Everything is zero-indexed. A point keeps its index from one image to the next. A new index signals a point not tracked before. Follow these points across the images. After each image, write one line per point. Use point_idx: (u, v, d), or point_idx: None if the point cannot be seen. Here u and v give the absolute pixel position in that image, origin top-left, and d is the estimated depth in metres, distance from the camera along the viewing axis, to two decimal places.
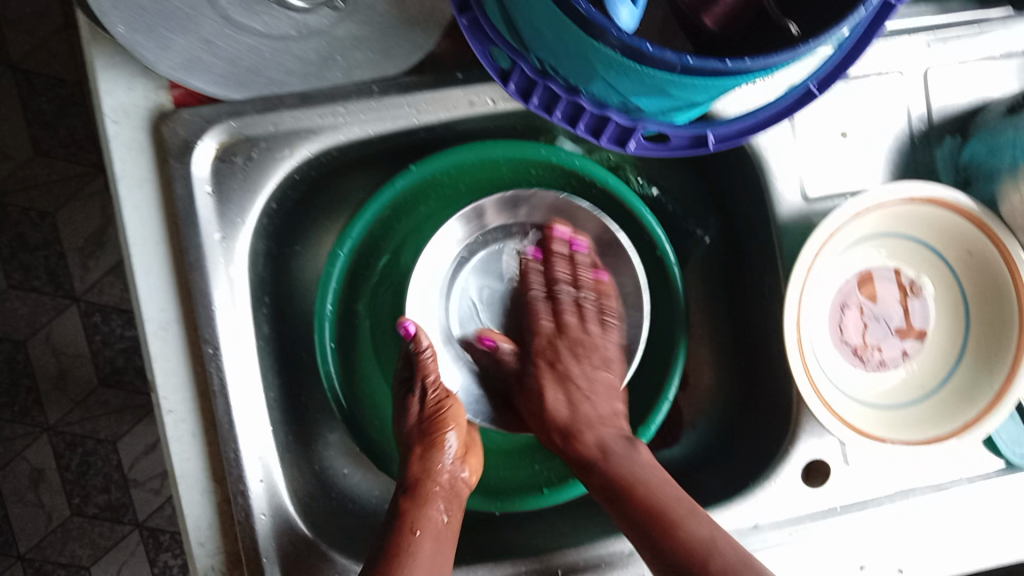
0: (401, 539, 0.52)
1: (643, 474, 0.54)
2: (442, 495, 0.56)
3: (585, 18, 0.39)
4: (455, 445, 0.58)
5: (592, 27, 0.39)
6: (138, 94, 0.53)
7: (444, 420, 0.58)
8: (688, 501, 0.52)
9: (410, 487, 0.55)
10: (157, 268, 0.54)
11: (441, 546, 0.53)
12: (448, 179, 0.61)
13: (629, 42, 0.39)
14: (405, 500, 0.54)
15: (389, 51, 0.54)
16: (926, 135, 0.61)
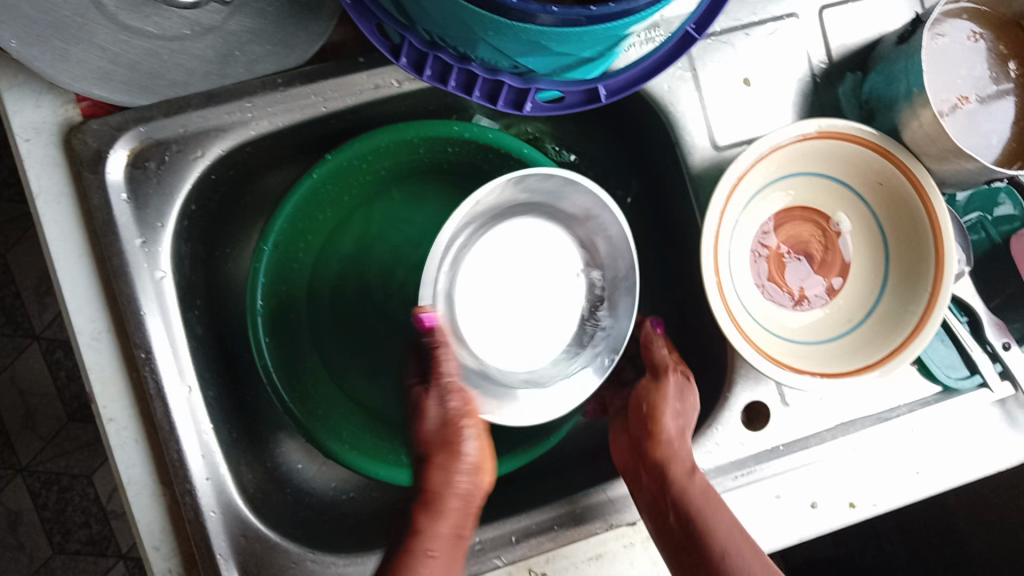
0: (410, 561, 0.49)
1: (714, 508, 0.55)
2: (459, 505, 0.53)
3: None
4: (475, 450, 0.54)
5: None
6: (46, 111, 0.54)
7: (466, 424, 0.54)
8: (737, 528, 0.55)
9: (429, 499, 0.53)
10: (83, 279, 0.55)
11: (454, 564, 0.51)
12: (365, 165, 0.62)
13: None
14: (422, 515, 0.52)
15: (287, 42, 0.55)
16: (827, 74, 0.63)
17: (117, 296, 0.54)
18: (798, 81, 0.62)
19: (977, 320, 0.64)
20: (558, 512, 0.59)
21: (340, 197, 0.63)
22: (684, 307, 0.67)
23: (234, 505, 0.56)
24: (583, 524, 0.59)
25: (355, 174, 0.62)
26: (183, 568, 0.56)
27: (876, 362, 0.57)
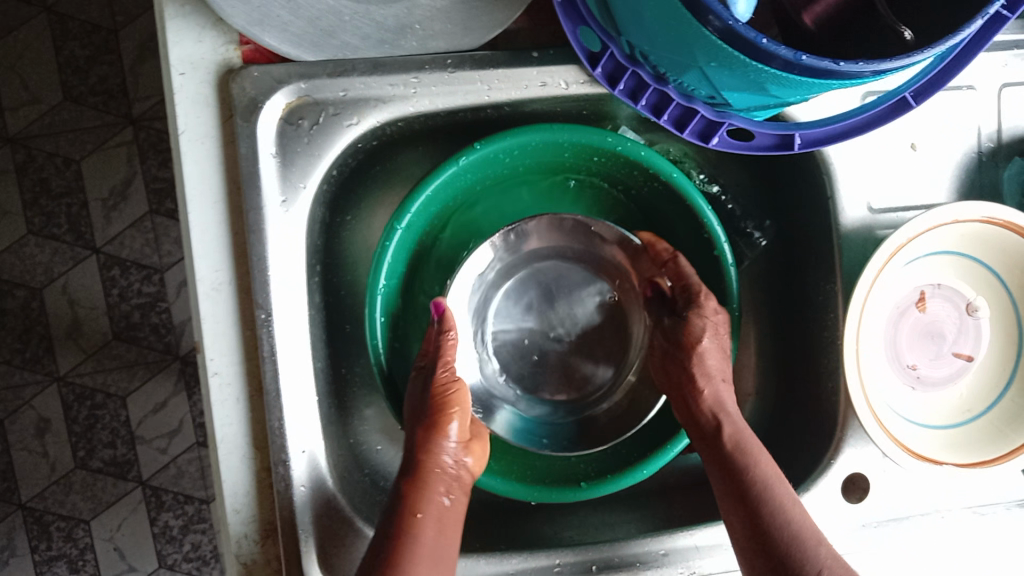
0: (401, 525, 0.51)
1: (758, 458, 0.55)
2: (444, 480, 0.54)
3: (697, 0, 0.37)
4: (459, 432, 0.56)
5: (703, 11, 0.37)
6: (206, 47, 0.52)
7: (450, 403, 0.56)
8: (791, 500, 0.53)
9: (413, 471, 0.54)
10: (213, 227, 0.53)
11: (442, 535, 0.52)
12: (509, 159, 0.60)
13: (743, 33, 0.37)
14: (408, 484, 0.53)
15: (468, 24, 0.53)
16: (994, 154, 0.61)
17: (248, 251, 0.53)
18: (964, 156, 0.60)
19: None
20: (643, 549, 0.58)
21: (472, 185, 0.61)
22: (795, 361, 0.65)
23: (323, 481, 0.55)
24: (666, 565, 0.57)
25: (496, 167, 0.60)
26: (259, 536, 0.55)
27: (995, 459, 0.57)
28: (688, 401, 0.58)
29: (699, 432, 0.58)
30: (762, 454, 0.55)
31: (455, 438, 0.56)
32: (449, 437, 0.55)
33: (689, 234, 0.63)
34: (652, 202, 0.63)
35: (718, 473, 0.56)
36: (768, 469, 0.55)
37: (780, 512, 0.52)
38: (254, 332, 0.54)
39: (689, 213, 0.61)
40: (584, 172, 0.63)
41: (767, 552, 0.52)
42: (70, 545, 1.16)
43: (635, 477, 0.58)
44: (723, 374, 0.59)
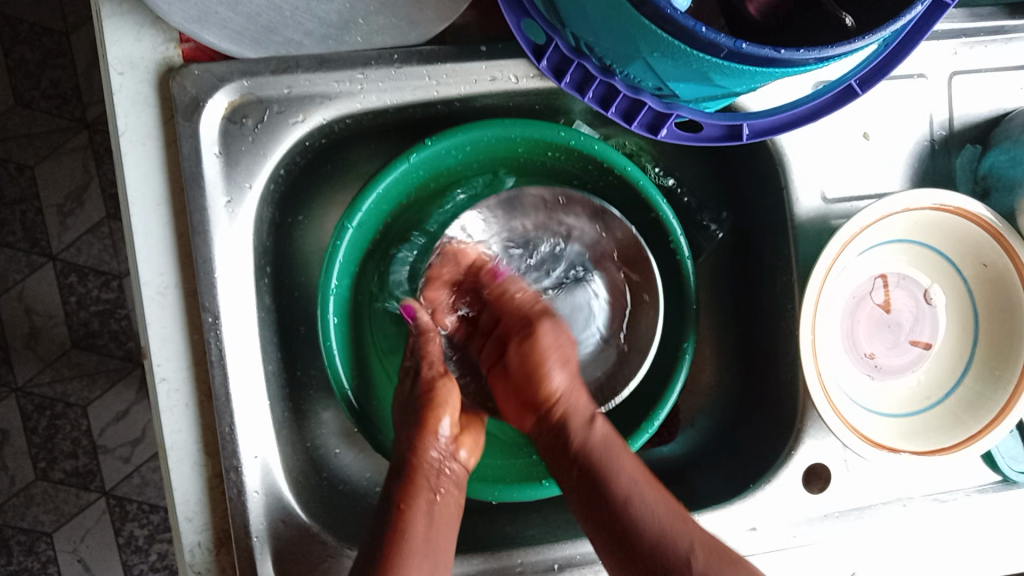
0: (394, 527, 0.51)
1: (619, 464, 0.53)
2: (436, 481, 0.55)
3: None
4: (449, 430, 0.56)
5: (641, 1, 0.37)
6: (146, 46, 0.51)
7: (437, 402, 0.56)
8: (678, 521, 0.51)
9: (402, 471, 0.55)
10: (158, 229, 0.52)
11: (437, 535, 0.52)
12: (461, 156, 0.59)
13: (682, 22, 0.36)
14: (397, 486, 0.54)
15: (413, 18, 0.52)
16: (946, 142, 0.61)
17: (193, 254, 0.51)
18: (916, 145, 0.60)
19: None
20: None
21: (426, 184, 0.60)
22: (755, 352, 0.65)
23: (277, 487, 0.54)
24: None
25: (449, 164, 0.59)
26: (212, 544, 0.54)
27: (951, 447, 0.57)
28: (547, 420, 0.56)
29: (556, 441, 0.55)
30: (615, 452, 0.54)
31: (445, 435, 0.56)
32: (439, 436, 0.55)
33: (645, 227, 0.62)
34: (608, 198, 0.63)
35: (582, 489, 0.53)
36: (619, 468, 0.53)
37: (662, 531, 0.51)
38: (202, 336, 0.53)
39: (644, 206, 0.60)
40: (538, 170, 0.63)
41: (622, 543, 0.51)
42: (32, 559, 1.13)
43: None
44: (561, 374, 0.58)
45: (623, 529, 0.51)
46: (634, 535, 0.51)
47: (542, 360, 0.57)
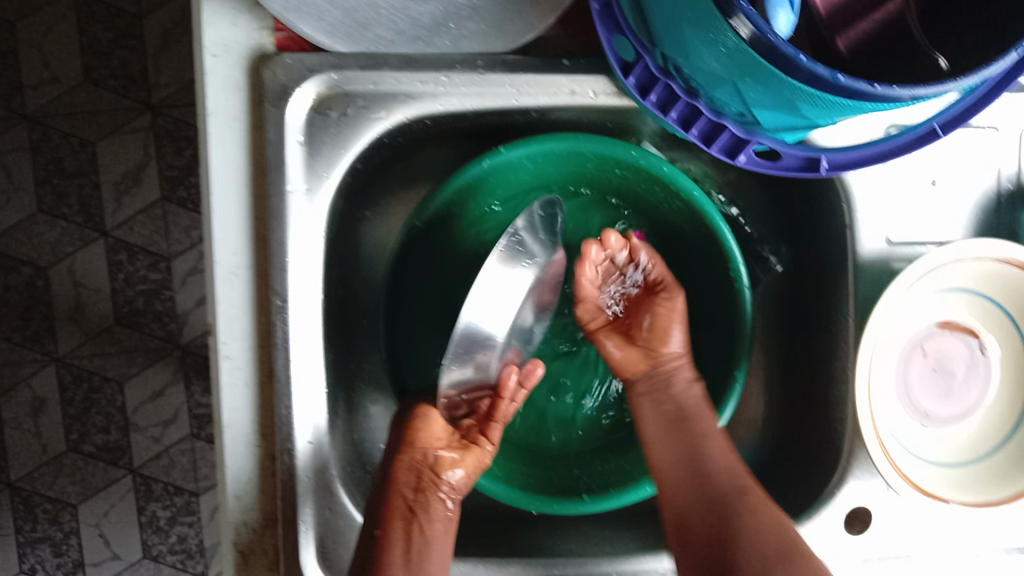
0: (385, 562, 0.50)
1: (716, 458, 0.57)
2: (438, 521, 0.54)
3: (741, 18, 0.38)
4: (454, 455, 0.56)
5: (746, 29, 0.38)
6: (241, 31, 0.52)
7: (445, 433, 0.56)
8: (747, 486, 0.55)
9: (389, 496, 0.53)
10: (236, 210, 0.53)
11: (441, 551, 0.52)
12: (531, 165, 0.60)
13: (782, 49, 0.37)
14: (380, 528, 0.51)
15: (502, 26, 0.53)
16: (1013, 195, 0.61)
17: (268, 237, 0.53)
18: (983, 194, 0.61)
19: None
20: (643, 566, 0.57)
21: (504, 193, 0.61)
22: (802, 387, 0.65)
23: (327, 473, 0.55)
24: None
25: (520, 173, 0.60)
26: (259, 524, 0.55)
27: (998, 500, 0.57)
28: (435, 471, 0.54)
29: (420, 496, 0.54)
30: (711, 436, 0.58)
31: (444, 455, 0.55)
32: (433, 446, 0.55)
33: (700, 250, 0.63)
34: (670, 222, 0.64)
35: (405, 504, 0.53)
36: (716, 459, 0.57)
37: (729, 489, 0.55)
38: (268, 319, 0.54)
39: (705, 231, 0.61)
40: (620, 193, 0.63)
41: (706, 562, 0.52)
42: (55, 528, 1.15)
43: (638, 493, 0.58)
44: (444, 439, 0.56)
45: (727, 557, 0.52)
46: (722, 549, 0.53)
47: (421, 445, 0.54)
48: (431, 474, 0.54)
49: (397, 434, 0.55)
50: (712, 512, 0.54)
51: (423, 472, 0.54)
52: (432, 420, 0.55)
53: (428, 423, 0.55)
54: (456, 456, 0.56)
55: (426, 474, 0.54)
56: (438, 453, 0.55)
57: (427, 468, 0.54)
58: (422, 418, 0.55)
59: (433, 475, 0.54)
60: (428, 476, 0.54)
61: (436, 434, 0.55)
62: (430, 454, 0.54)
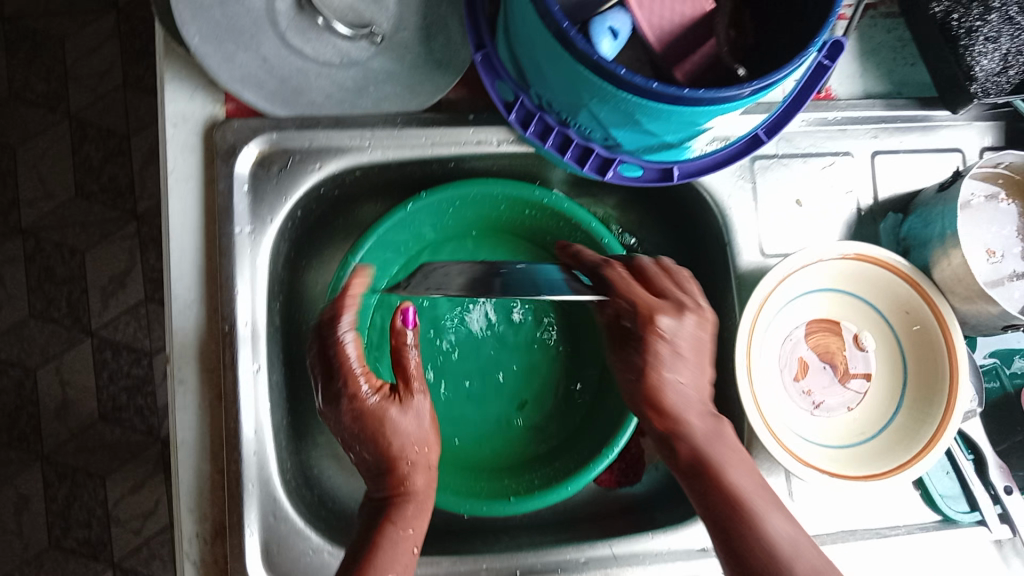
0: None
1: (729, 459, 0.56)
2: (410, 527, 0.59)
3: (569, 39, 0.48)
4: (416, 474, 0.61)
5: (573, 47, 0.48)
6: (197, 104, 0.63)
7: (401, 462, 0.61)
8: (758, 471, 0.56)
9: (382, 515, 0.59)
10: (192, 253, 0.62)
11: None
12: (450, 208, 0.69)
13: (605, 65, 0.47)
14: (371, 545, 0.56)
15: (413, 88, 0.63)
16: (871, 212, 0.71)
17: (218, 272, 0.61)
18: (846, 214, 0.70)
19: (983, 460, 0.67)
20: (564, 557, 0.62)
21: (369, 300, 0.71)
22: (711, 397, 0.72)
23: (270, 484, 0.61)
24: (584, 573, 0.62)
25: (441, 215, 0.70)
26: (208, 535, 0.61)
27: (881, 474, 0.62)
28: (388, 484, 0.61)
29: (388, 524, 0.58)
30: (739, 460, 0.56)
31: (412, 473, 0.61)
32: (411, 481, 0.61)
33: None
34: None
35: (387, 534, 0.57)
36: (694, 429, 0.57)
37: (748, 487, 0.54)
38: (218, 346, 0.62)
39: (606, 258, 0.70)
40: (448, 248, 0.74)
41: (739, 549, 0.52)
42: None
43: (560, 494, 0.63)
44: (421, 450, 0.62)
45: (747, 552, 0.51)
46: (741, 560, 0.51)
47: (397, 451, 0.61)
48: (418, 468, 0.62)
49: (362, 431, 0.61)
50: (706, 489, 0.55)
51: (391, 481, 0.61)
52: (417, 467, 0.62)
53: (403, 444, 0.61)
54: (418, 467, 0.62)
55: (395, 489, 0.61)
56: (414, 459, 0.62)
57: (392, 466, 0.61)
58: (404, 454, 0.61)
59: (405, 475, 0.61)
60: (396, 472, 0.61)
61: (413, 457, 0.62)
62: (402, 439, 0.61)
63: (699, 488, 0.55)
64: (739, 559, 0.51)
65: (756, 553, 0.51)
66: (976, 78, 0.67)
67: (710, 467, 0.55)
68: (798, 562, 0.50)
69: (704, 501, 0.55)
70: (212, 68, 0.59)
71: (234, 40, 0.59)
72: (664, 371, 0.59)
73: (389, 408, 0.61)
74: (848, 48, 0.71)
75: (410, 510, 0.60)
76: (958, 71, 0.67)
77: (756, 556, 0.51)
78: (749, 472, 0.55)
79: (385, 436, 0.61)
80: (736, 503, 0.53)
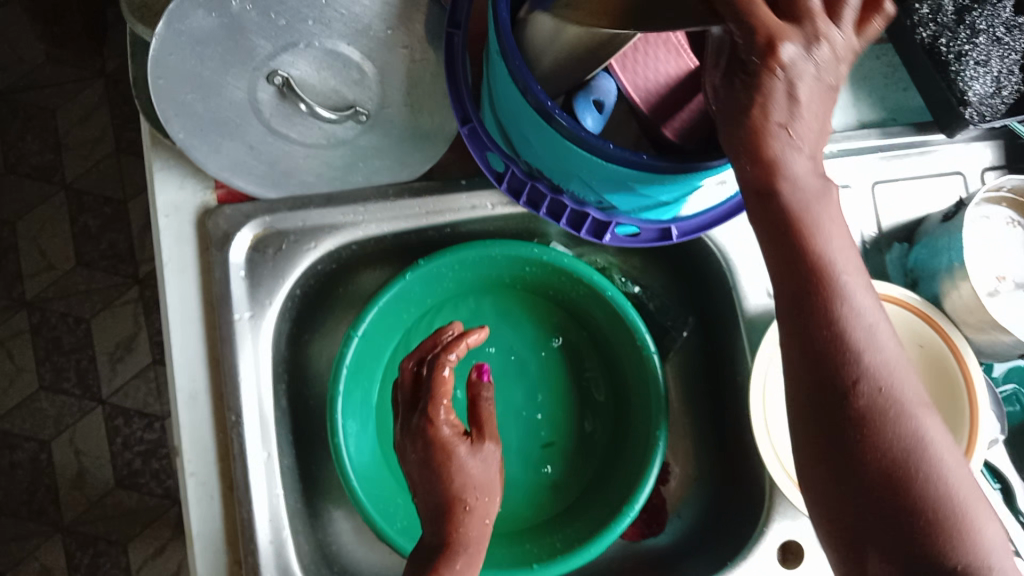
0: None
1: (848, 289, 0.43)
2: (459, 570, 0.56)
3: (547, 110, 0.47)
4: (473, 513, 0.58)
5: (552, 117, 0.48)
6: (188, 192, 0.62)
7: (459, 501, 0.58)
8: (857, 271, 0.44)
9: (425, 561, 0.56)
10: (195, 343, 0.61)
11: None
12: (450, 273, 0.68)
13: (575, 132, 0.48)
14: None
15: (405, 160, 0.63)
16: (877, 243, 0.69)
17: (221, 361, 0.61)
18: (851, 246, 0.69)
19: (1010, 489, 0.66)
20: None
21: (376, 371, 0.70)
22: (730, 440, 0.71)
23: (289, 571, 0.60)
24: None
25: (441, 280, 0.69)
26: None
27: None
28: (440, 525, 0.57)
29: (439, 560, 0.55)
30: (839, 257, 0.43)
31: (470, 513, 0.58)
32: (467, 523, 0.58)
33: (614, 328, 0.70)
34: (580, 305, 0.71)
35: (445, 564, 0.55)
36: (829, 236, 0.42)
37: (869, 372, 0.43)
38: (226, 435, 0.61)
39: (611, 311, 0.68)
40: (454, 308, 0.73)
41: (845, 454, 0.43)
42: None
43: (582, 556, 0.62)
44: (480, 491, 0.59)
45: (859, 458, 0.43)
46: (886, 468, 0.43)
47: (457, 487, 0.58)
48: (480, 514, 0.58)
49: (428, 469, 0.59)
50: (798, 312, 0.43)
51: (445, 521, 0.57)
52: (476, 512, 0.58)
53: (465, 476, 0.59)
54: (480, 510, 0.59)
55: (449, 522, 0.57)
56: (472, 502, 0.58)
57: (449, 506, 0.58)
58: (459, 486, 0.58)
59: (465, 512, 0.58)
60: (456, 512, 0.58)
61: (470, 499, 0.58)
62: (470, 482, 0.59)
63: (816, 368, 0.43)
64: (847, 459, 0.44)
65: (870, 458, 0.43)
66: (970, 103, 0.66)
67: (840, 340, 0.43)
68: (916, 460, 0.43)
69: (809, 384, 0.44)
70: (207, 162, 0.59)
71: (220, 131, 0.59)
72: (772, 118, 0.38)
73: (458, 445, 0.59)
74: None
75: (472, 538, 0.57)
76: (951, 96, 0.66)
77: (892, 470, 0.43)
78: (859, 289, 0.43)
79: (445, 471, 0.59)
80: (866, 395, 0.43)
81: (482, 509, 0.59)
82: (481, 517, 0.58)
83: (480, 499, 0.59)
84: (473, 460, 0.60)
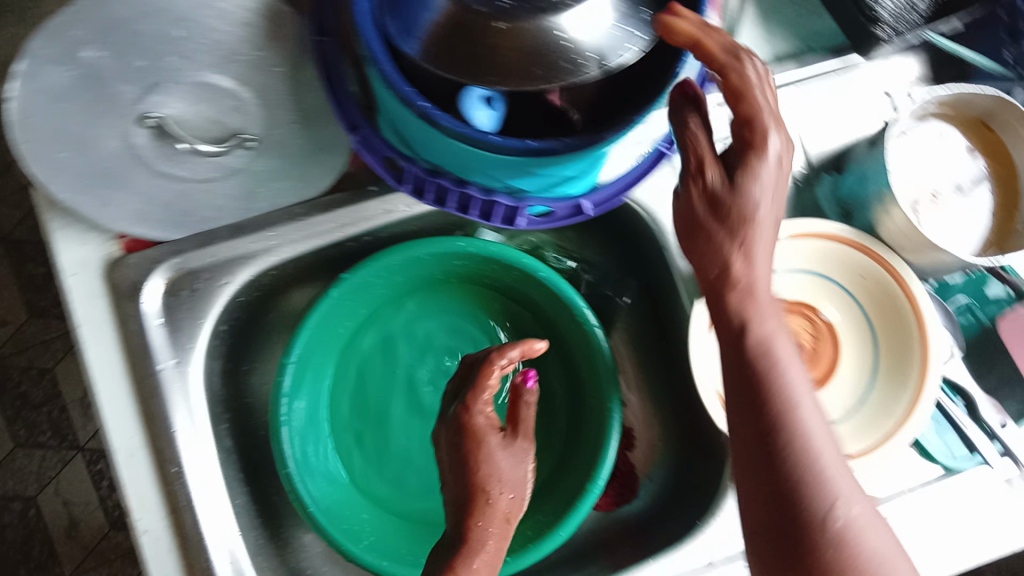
0: None
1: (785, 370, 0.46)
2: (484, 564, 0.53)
3: (430, 116, 0.47)
4: (497, 509, 0.56)
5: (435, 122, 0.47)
6: (90, 247, 0.58)
7: (480, 495, 0.56)
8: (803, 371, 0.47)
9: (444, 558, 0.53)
10: (124, 399, 0.58)
11: None
12: (381, 279, 0.67)
13: (463, 131, 0.47)
14: None
15: (305, 176, 0.61)
16: (807, 177, 0.67)
17: (153, 415, 0.58)
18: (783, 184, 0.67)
19: (973, 403, 0.65)
20: None
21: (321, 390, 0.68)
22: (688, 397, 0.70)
23: None
24: None
25: (371, 289, 0.67)
26: None
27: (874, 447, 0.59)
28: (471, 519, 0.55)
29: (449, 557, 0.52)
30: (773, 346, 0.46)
31: (488, 506, 0.56)
32: (488, 519, 0.56)
33: (555, 307, 0.68)
34: (517, 289, 0.69)
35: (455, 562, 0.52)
36: (766, 317, 0.47)
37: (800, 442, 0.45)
38: (174, 487, 0.58)
39: (547, 291, 0.67)
40: (387, 315, 0.71)
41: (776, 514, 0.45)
42: None
43: (554, 540, 0.60)
44: (507, 486, 0.58)
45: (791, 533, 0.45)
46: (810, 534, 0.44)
47: (483, 482, 0.56)
48: (504, 510, 0.57)
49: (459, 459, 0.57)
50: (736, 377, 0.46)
51: (464, 516, 0.55)
52: (496, 499, 0.56)
53: (489, 470, 0.57)
54: (503, 500, 0.57)
55: (468, 515, 0.55)
56: (495, 496, 0.56)
57: (470, 500, 0.56)
58: (487, 471, 0.57)
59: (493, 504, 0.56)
60: (478, 504, 0.56)
61: (496, 495, 0.56)
62: (497, 473, 0.57)
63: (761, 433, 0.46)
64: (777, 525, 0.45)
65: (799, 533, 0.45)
66: (883, 21, 0.65)
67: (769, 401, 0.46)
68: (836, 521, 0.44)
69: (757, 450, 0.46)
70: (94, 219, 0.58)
71: (105, 183, 0.57)
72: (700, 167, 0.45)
73: (490, 434, 0.58)
74: (746, 11, 0.69)
75: (491, 536, 0.55)
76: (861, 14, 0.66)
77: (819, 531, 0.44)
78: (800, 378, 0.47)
79: (468, 460, 0.57)
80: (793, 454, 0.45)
81: (506, 508, 0.57)
82: (505, 516, 0.57)
83: (504, 491, 0.57)
84: (501, 455, 0.58)
